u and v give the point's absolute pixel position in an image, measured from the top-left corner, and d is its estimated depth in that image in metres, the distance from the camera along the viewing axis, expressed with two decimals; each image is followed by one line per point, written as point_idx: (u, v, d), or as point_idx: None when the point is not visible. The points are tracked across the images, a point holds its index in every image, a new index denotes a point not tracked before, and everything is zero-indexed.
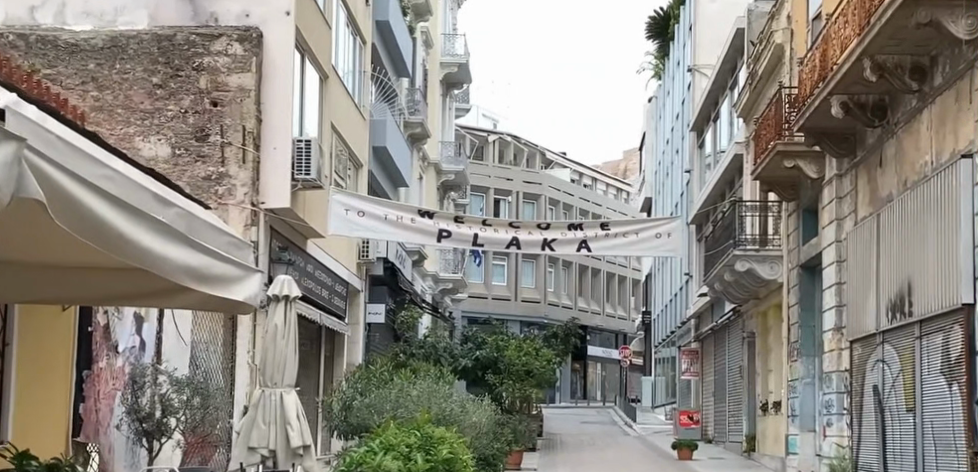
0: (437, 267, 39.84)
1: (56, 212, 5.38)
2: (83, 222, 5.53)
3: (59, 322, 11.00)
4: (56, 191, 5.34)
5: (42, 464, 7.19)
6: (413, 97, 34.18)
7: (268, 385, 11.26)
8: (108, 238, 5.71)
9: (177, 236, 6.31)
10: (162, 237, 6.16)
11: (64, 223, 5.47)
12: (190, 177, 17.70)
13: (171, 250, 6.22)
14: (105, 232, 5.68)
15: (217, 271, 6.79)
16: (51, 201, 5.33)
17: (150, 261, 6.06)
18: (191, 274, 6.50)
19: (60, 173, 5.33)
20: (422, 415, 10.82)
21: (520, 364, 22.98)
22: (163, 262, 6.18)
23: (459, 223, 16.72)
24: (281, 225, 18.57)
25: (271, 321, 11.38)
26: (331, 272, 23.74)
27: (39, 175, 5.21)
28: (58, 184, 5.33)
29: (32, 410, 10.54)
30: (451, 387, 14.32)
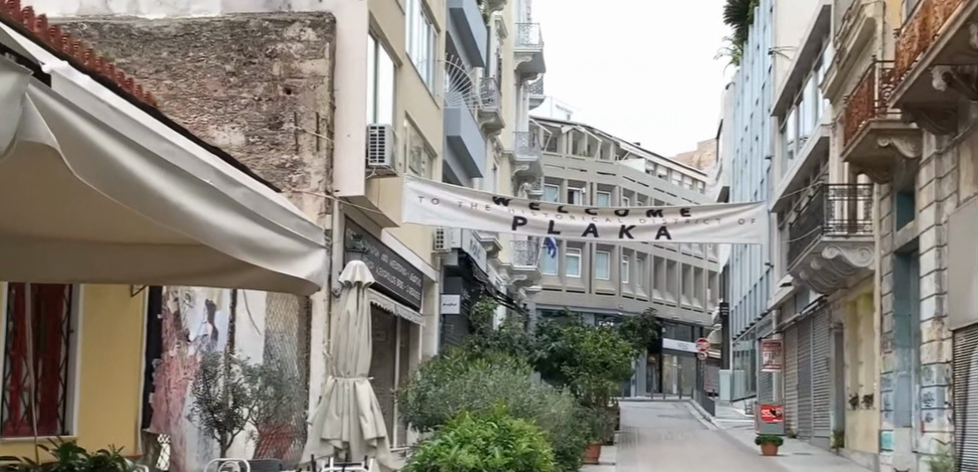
0: (511, 259, 39.52)
1: (69, 161, 4.86)
2: (104, 174, 5.00)
3: (130, 309, 10.86)
4: (69, 136, 4.82)
5: (88, 457, 6.20)
6: (488, 87, 33.86)
7: (340, 375, 10.99)
8: (133, 197, 5.17)
9: (223, 199, 5.74)
10: (205, 198, 5.59)
11: (81, 176, 4.94)
12: (264, 165, 17.51)
13: (215, 214, 5.66)
14: (131, 188, 5.13)
15: (274, 244, 6.21)
16: (62, 147, 4.81)
17: (190, 225, 5.50)
18: (244, 243, 5.93)
19: (71, 117, 4.80)
20: (501, 405, 10.48)
21: (596, 356, 22.50)
22: (207, 227, 5.61)
23: (535, 210, 16.39)
24: (355, 212, 18.32)
25: (343, 308, 11.10)
26: (405, 262, 23.50)
27: (47, 113, 4.68)
28: (69, 129, 4.80)
29: (99, 398, 10.37)
30: (528, 377, 13.97)
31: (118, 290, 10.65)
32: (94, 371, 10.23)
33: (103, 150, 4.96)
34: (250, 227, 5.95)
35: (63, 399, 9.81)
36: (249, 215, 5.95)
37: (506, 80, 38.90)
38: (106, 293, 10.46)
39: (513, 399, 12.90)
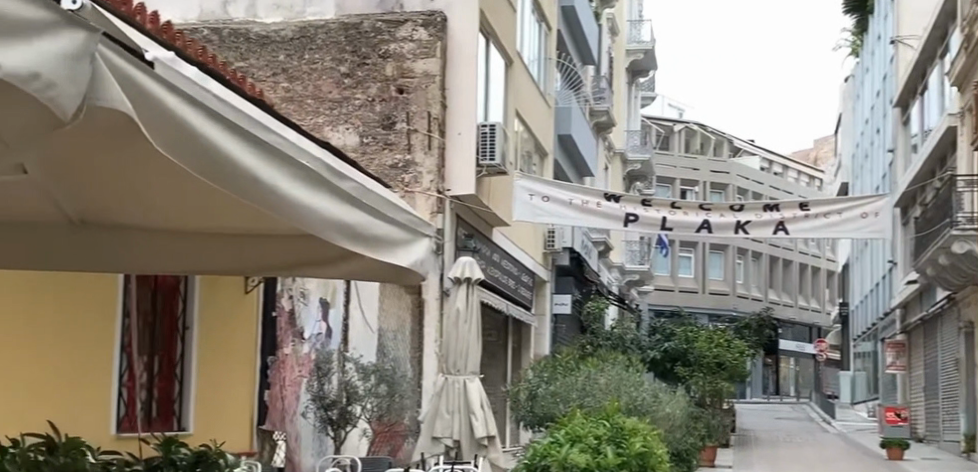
0: (623, 259, 39.20)
1: (146, 129, 3.97)
2: (193, 152, 4.13)
3: (246, 302, 10.63)
4: (153, 109, 3.96)
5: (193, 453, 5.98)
6: (599, 85, 33.57)
7: (451, 373, 10.88)
8: (225, 173, 4.24)
9: (330, 184, 4.77)
10: (309, 180, 4.63)
11: (162, 149, 4.06)
12: (378, 165, 17.50)
13: (324, 205, 4.72)
14: (222, 164, 4.22)
15: (390, 239, 5.22)
16: (138, 114, 3.92)
17: (293, 212, 4.54)
18: (354, 237, 4.93)
19: (151, 78, 3.91)
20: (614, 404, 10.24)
21: (710, 356, 22.03)
22: (312, 215, 4.65)
23: (647, 207, 16.20)
24: (466, 211, 18.25)
25: (454, 305, 11.01)
26: (517, 261, 23.38)
27: (127, 80, 3.83)
28: (147, 92, 3.91)
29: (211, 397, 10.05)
30: (641, 376, 13.69)
31: (231, 285, 10.34)
32: (206, 366, 9.90)
33: (188, 118, 4.06)
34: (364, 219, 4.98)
35: (179, 395, 9.55)
36: (360, 204, 4.98)
37: (618, 79, 38.59)
38: (220, 288, 10.15)
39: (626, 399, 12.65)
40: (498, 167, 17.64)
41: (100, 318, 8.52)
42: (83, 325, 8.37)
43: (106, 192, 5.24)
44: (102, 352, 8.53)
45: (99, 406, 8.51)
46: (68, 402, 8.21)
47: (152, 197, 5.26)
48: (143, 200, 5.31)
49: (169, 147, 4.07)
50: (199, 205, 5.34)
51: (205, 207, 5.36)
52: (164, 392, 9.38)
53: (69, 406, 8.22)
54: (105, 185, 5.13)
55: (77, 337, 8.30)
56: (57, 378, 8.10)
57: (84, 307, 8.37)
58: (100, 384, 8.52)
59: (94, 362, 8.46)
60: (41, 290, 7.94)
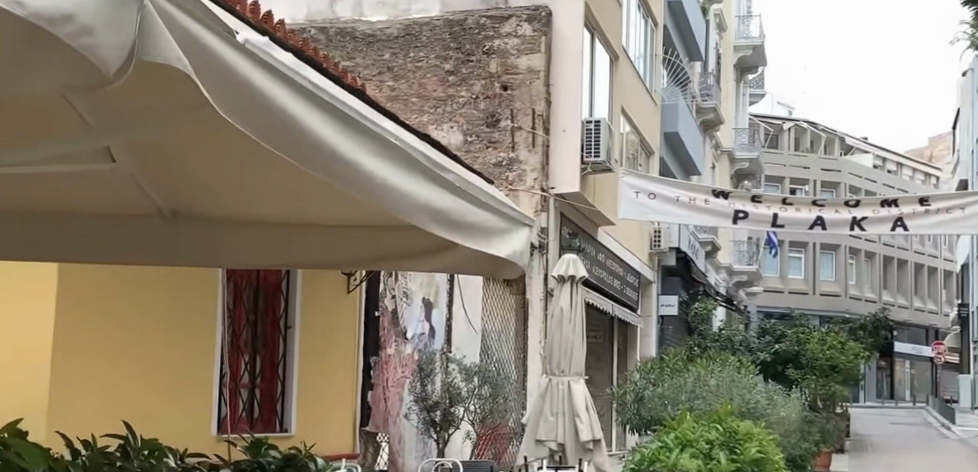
0: (731, 260, 38.50)
1: (203, 84, 3.71)
2: (263, 118, 3.87)
3: (346, 303, 10.15)
4: (216, 71, 3.72)
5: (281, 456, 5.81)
6: (706, 82, 32.95)
7: (554, 374, 10.56)
8: (290, 139, 3.96)
9: (412, 159, 4.42)
10: (385, 152, 4.31)
11: (228, 115, 3.82)
12: (481, 163, 17.23)
13: (411, 184, 4.41)
14: (284, 126, 3.94)
15: (482, 225, 4.82)
16: (195, 69, 3.67)
17: (365, 185, 4.23)
18: (440, 221, 4.56)
19: (208, 28, 3.66)
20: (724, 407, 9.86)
21: (823, 358, 21.36)
22: (390, 191, 4.32)
23: (758, 203, 15.79)
24: (571, 210, 17.91)
25: (557, 304, 10.71)
26: (623, 261, 22.97)
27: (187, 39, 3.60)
28: (206, 44, 3.65)
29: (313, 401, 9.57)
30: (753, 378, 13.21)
31: (335, 282, 9.95)
32: (307, 368, 9.44)
33: (249, 73, 3.80)
34: (452, 201, 4.60)
35: (282, 396, 9.13)
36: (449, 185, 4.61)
37: (726, 76, 37.92)
38: (324, 285, 9.74)
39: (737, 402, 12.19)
40: (603, 163, 17.16)
41: (196, 318, 8.18)
42: (180, 322, 8.03)
43: (186, 170, 4.88)
44: (196, 353, 8.17)
45: (194, 409, 8.13)
46: (161, 405, 7.83)
47: (233, 186, 4.98)
48: (225, 180, 4.93)
49: (228, 107, 3.81)
50: (285, 188, 4.93)
51: (291, 192, 4.96)
52: (265, 392, 9.00)
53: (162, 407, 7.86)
54: (184, 162, 4.76)
55: (172, 335, 7.95)
56: (150, 378, 7.75)
57: (180, 305, 8.04)
58: (196, 385, 8.14)
59: (189, 364, 8.10)
60: (132, 285, 7.63)
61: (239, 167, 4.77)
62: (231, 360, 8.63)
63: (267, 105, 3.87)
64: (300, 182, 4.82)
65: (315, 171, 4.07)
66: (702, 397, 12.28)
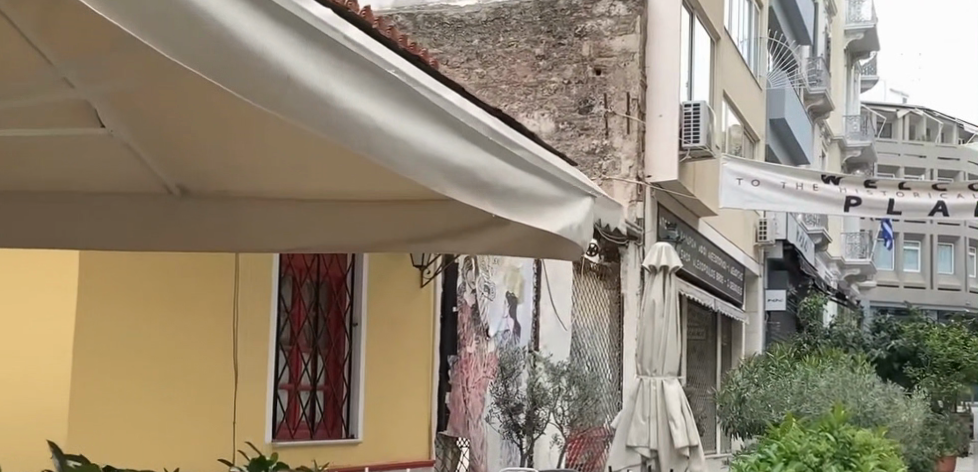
0: (842, 252, 37.08)
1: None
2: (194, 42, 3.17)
3: (422, 298, 9.21)
4: None
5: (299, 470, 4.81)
6: (815, 67, 31.64)
7: (646, 374, 9.74)
8: (226, 63, 3.22)
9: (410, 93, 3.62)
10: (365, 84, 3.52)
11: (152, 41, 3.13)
12: (574, 151, 16.37)
13: (419, 133, 3.60)
14: (208, 42, 3.19)
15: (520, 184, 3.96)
16: None
17: (330, 122, 3.42)
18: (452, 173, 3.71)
19: None
20: (834, 411, 8.93)
21: (944, 354, 19.97)
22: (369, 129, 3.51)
23: (871, 188, 14.95)
24: (668, 199, 16.95)
25: (649, 297, 9.87)
26: (726, 254, 21.95)
27: None
28: None
29: (387, 408, 8.65)
30: (870, 376, 12.13)
31: (406, 274, 8.99)
32: (382, 370, 8.55)
33: None
34: (476, 153, 3.76)
35: (347, 399, 8.18)
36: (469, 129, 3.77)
37: (837, 61, 36.54)
38: (394, 277, 8.77)
39: (851, 407, 11.11)
40: (702, 148, 16.01)
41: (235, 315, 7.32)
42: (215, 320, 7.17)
43: (162, 121, 4.02)
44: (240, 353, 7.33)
45: (240, 412, 7.28)
46: (194, 411, 6.98)
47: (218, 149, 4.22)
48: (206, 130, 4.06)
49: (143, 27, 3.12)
50: (286, 143, 4.04)
51: (291, 149, 4.07)
52: (327, 394, 8.07)
53: (195, 413, 6.98)
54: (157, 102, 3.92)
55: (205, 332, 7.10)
56: (180, 380, 6.91)
57: (215, 299, 7.19)
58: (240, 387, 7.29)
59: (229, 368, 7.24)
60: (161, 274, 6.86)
61: (218, 114, 3.88)
62: (284, 357, 7.71)
63: (182, 14, 3.15)
64: (296, 131, 3.92)
65: (264, 101, 3.29)
66: (815, 402, 11.23)
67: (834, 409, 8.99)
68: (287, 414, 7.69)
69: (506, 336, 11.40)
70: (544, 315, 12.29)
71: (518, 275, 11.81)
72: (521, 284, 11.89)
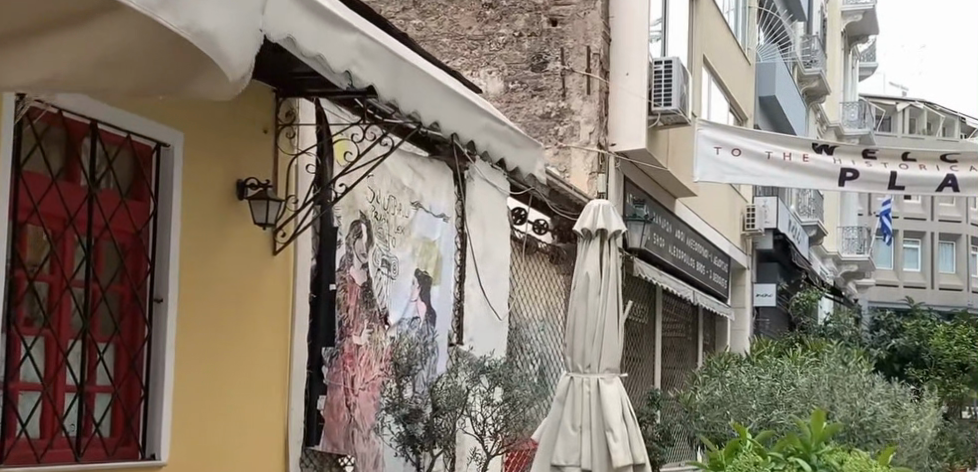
0: (838, 247, 34.92)
1: None
2: None
3: (276, 268, 6.89)
4: None
5: None
6: (810, 46, 29.48)
7: (578, 371, 7.48)
8: None
9: None
10: None
11: None
12: (526, 115, 14.07)
13: None
14: None
15: None
16: None
17: None
18: None
19: None
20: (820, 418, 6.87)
21: (950, 354, 17.73)
22: None
23: (870, 159, 12.75)
24: (633, 171, 14.80)
25: (580, 270, 7.61)
26: (708, 242, 19.82)
27: None
28: None
29: (219, 419, 6.33)
30: (866, 373, 9.99)
31: (247, 237, 6.60)
32: (206, 368, 6.22)
33: None
34: None
35: (145, 400, 5.91)
36: None
37: (833, 41, 34.40)
38: (227, 238, 6.43)
39: (837, 418, 8.99)
40: (675, 113, 14.07)
41: None
42: None
43: None
44: None
45: None
46: None
47: None
48: None
49: None
50: None
51: None
52: (114, 393, 5.83)
53: None
54: None
55: None
56: None
57: None
58: None
59: None
60: None
61: None
62: (39, 350, 5.38)
63: None
64: None
65: None
66: (794, 409, 9.11)
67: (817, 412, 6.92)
68: (38, 429, 5.37)
69: (413, 324, 8.98)
70: (470, 297, 10.02)
71: (433, 248, 9.37)
72: (437, 261, 9.45)
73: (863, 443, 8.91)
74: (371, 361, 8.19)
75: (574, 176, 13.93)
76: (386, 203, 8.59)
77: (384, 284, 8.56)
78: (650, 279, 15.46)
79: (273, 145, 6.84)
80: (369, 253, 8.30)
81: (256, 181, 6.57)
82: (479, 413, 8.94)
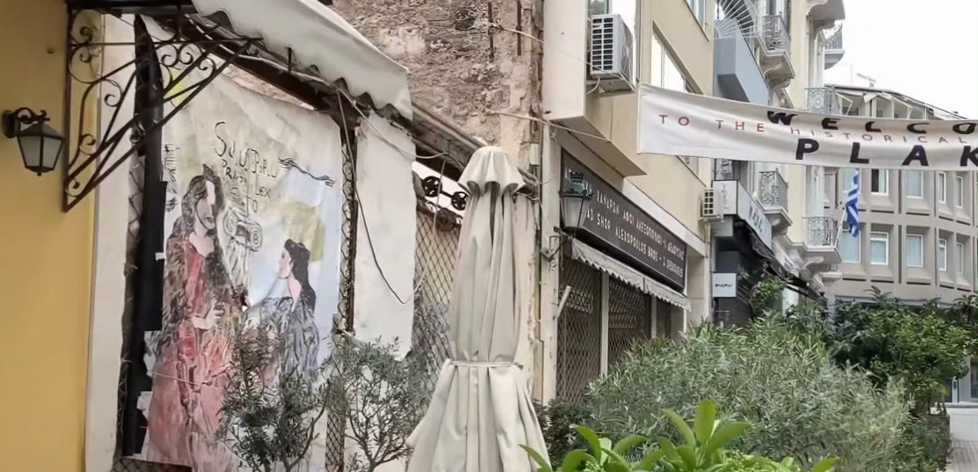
0: (804, 239, 33.65)
1: None
2: None
3: (65, 228, 5.55)
4: None
5: None
6: (773, 27, 28.22)
7: (465, 359, 6.00)
8: None
9: None
10: None
11: None
12: (449, 78, 12.56)
13: None
14: None
15: None
16: None
17: None
18: None
19: None
20: (707, 417, 5.91)
21: (918, 347, 16.49)
22: None
23: (830, 129, 11.17)
24: (571, 142, 13.33)
25: (467, 236, 6.08)
26: (662, 227, 18.44)
27: None
28: None
29: None
30: (802, 354, 8.69)
31: (9, 187, 5.29)
32: None
33: None
34: None
35: None
36: None
37: (797, 26, 33.22)
38: None
39: (769, 415, 7.52)
40: (616, 77, 12.62)
41: None
42: None
43: None
44: None
45: None
46: None
47: None
48: None
49: None
50: None
51: None
52: None
53: None
54: None
55: None
56: None
57: None
58: None
59: None
60: None
61: None
62: None
63: None
64: None
65: None
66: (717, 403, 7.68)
67: (704, 403, 5.93)
68: None
69: (282, 306, 7.44)
70: (362, 277, 8.45)
71: (311, 216, 7.83)
72: (317, 232, 7.91)
73: (802, 447, 7.50)
74: (221, 350, 6.67)
75: (503, 147, 12.43)
76: (242, 158, 7.07)
77: (244, 258, 7.07)
78: (593, 263, 13.98)
79: (63, 70, 5.55)
80: (218, 218, 6.79)
81: (30, 114, 5.33)
82: (361, 411, 7.41)
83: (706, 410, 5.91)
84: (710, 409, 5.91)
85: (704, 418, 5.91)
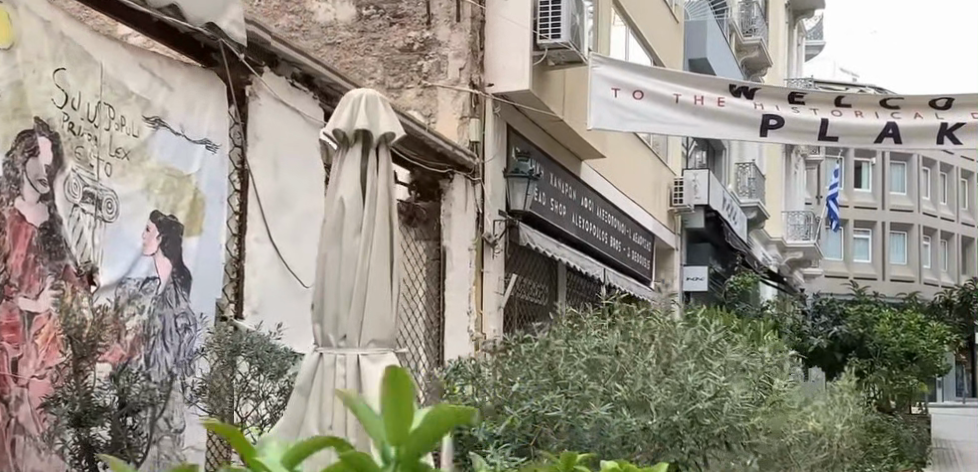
0: (784, 233, 32.65)
1: None
2: None
3: None
4: None
5: None
6: (749, 13, 27.17)
7: (329, 347, 5.41)
8: None
9: None
10: None
11: None
12: (382, 47, 11.38)
13: None
14: None
15: None
16: None
17: None
18: None
19: None
20: (407, 399, 3.68)
21: (897, 343, 15.42)
22: None
23: (798, 106, 9.91)
24: (516, 116, 12.27)
25: (336, 194, 5.58)
26: (626, 217, 17.37)
27: None
28: None
29: None
30: (708, 327, 7.18)
31: None
32: None
33: None
34: None
35: None
36: None
37: (776, 14, 32.21)
38: None
39: (655, 405, 5.86)
40: (564, 47, 11.43)
41: None
42: None
43: None
44: None
45: None
46: None
47: None
48: None
49: None
50: None
51: None
52: None
53: None
54: None
55: None
56: None
57: None
58: None
59: None
60: None
61: None
62: None
63: None
64: None
65: None
66: (586, 387, 5.97)
67: (394, 375, 3.68)
68: None
69: (147, 288, 6.37)
70: (253, 256, 7.38)
71: (187, 186, 6.75)
72: (195, 203, 6.80)
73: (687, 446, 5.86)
74: (56, 338, 5.66)
75: (440, 122, 11.18)
76: (90, 112, 6.03)
77: (98, 231, 6.09)
78: (544, 251, 12.92)
79: None
80: (56, 182, 5.77)
81: None
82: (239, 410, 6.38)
83: (403, 387, 3.66)
84: (411, 388, 3.68)
85: (401, 400, 3.66)
